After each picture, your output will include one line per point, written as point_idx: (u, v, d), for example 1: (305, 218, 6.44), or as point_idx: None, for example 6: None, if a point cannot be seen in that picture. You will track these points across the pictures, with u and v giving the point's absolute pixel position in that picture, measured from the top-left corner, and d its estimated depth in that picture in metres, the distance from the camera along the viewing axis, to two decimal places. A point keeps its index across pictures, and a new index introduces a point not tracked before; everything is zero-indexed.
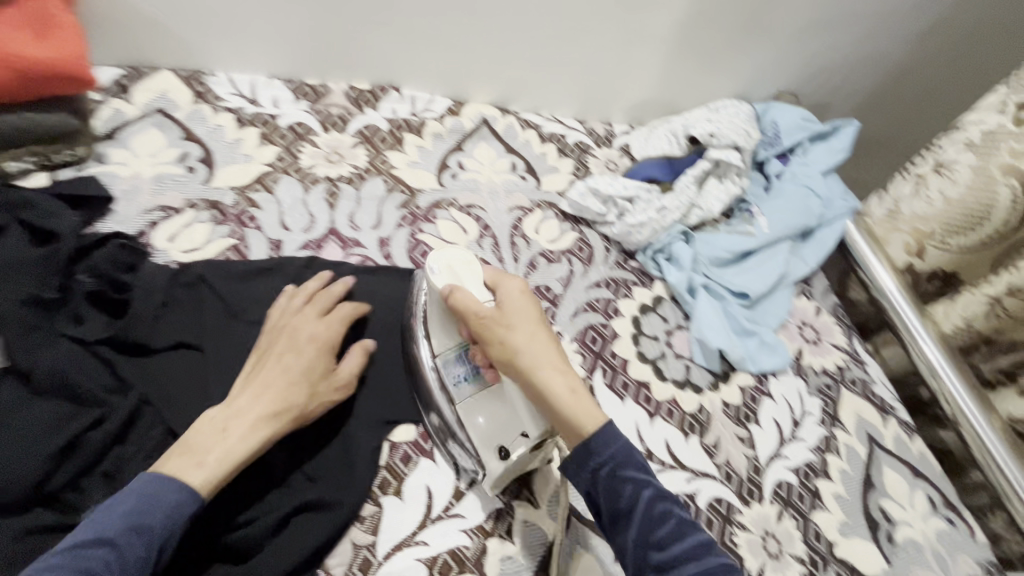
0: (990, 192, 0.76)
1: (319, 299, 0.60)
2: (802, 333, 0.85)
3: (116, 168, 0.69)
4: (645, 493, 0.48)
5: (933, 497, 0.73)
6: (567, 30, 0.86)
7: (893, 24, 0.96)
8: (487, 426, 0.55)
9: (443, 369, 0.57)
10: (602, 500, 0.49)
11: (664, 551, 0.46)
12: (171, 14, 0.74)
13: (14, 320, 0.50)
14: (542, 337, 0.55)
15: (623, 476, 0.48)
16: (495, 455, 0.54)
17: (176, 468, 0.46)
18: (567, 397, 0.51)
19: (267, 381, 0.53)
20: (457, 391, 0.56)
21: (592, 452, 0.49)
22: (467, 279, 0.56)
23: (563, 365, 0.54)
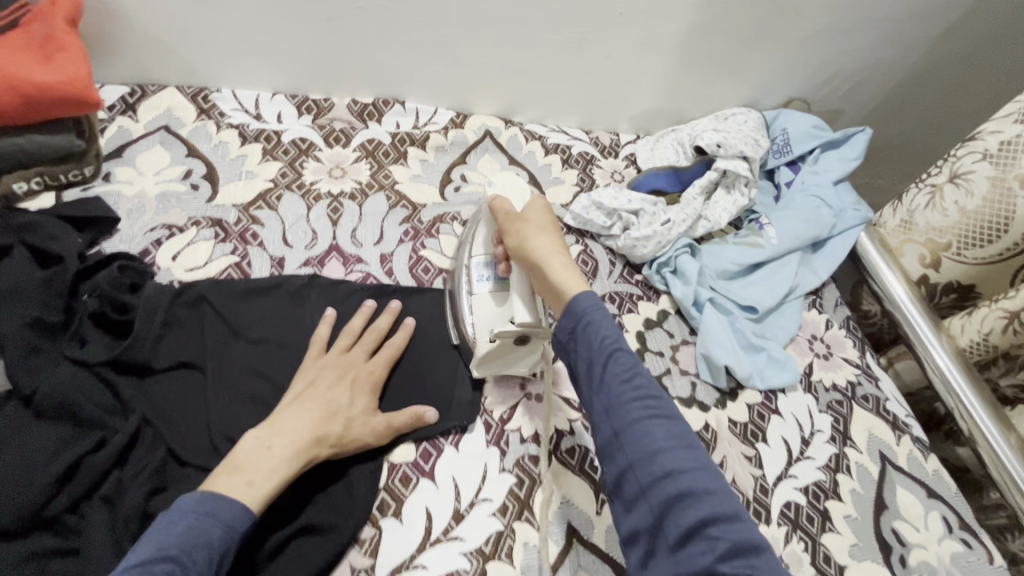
0: (1008, 205, 0.74)
1: (370, 334, 0.63)
2: (812, 348, 0.83)
3: (120, 187, 0.69)
4: (609, 343, 0.50)
5: (948, 518, 0.71)
6: (570, 42, 0.85)
7: (907, 29, 0.93)
8: (486, 314, 0.63)
9: (472, 266, 0.66)
10: (573, 353, 0.52)
11: (617, 393, 0.47)
12: (174, 32, 0.75)
13: (19, 342, 0.51)
14: (556, 233, 0.60)
15: (591, 330, 0.51)
16: (485, 338, 0.61)
17: (227, 486, 0.48)
18: (556, 272, 0.56)
19: (313, 407, 0.55)
20: (475, 283, 0.65)
21: (569, 312, 0.53)
22: (513, 194, 0.65)
23: (565, 253, 0.58)
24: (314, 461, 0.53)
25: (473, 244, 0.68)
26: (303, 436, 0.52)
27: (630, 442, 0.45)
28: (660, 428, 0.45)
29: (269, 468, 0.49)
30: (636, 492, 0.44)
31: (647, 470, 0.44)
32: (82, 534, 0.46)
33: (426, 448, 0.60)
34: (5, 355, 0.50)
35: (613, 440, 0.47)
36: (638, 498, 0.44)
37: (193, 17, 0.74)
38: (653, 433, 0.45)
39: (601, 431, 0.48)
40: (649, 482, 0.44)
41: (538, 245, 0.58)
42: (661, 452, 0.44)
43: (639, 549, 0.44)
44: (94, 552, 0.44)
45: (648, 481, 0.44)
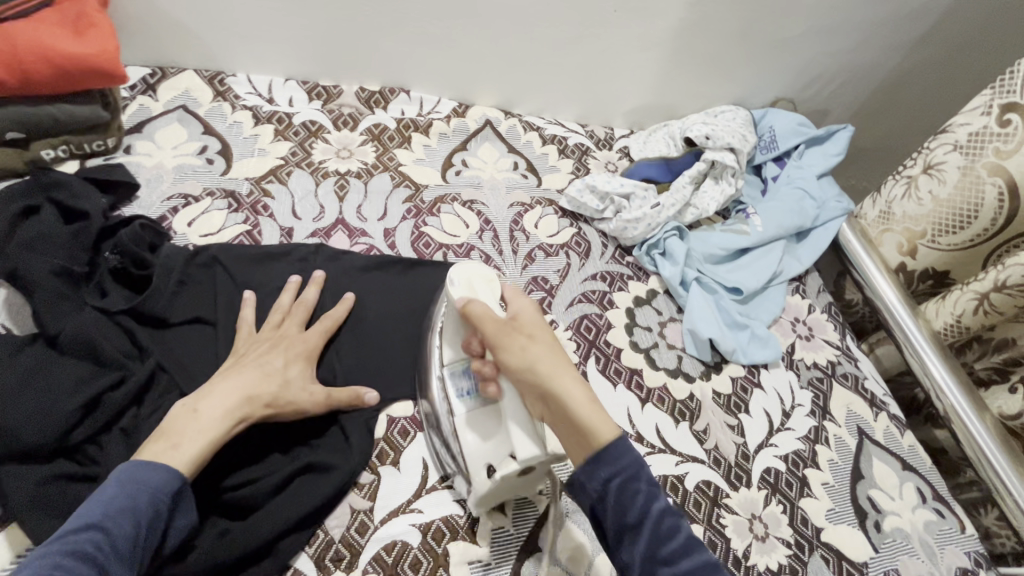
0: (977, 192, 0.78)
1: (298, 307, 0.63)
2: (794, 329, 0.86)
3: (140, 159, 0.73)
4: (656, 505, 0.46)
5: (922, 490, 0.74)
6: (566, 37, 0.90)
7: (886, 33, 0.98)
8: (477, 442, 0.54)
9: (449, 379, 0.57)
10: (607, 512, 0.47)
11: (666, 570, 0.44)
12: (194, 16, 0.79)
13: (45, 289, 0.55)
14: (553, 344, 0.52)
15: (632, 489, 0.46)
16: (482, 474, 0.53)
17: (154, 453, 0.47)
18: (579, 407, 0.48)
19: (245, 372, 0.54)
20: (456, 404, 0.56)
21: (603, 463, 0.47)
22: (483, 293, 0.56)
23: (574, 373, 0.50)
24: (248, 422, 0.53)
25: (446, 353, 0.58)
26: (231, 399, 0.52)
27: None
28: None
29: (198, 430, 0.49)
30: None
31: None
32: (102, 463, 0.49)
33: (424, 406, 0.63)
34: (34, 300, 0.54)
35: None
36: None
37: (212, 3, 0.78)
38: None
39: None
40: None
41: (547, 369, 0.49)
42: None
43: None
44: None
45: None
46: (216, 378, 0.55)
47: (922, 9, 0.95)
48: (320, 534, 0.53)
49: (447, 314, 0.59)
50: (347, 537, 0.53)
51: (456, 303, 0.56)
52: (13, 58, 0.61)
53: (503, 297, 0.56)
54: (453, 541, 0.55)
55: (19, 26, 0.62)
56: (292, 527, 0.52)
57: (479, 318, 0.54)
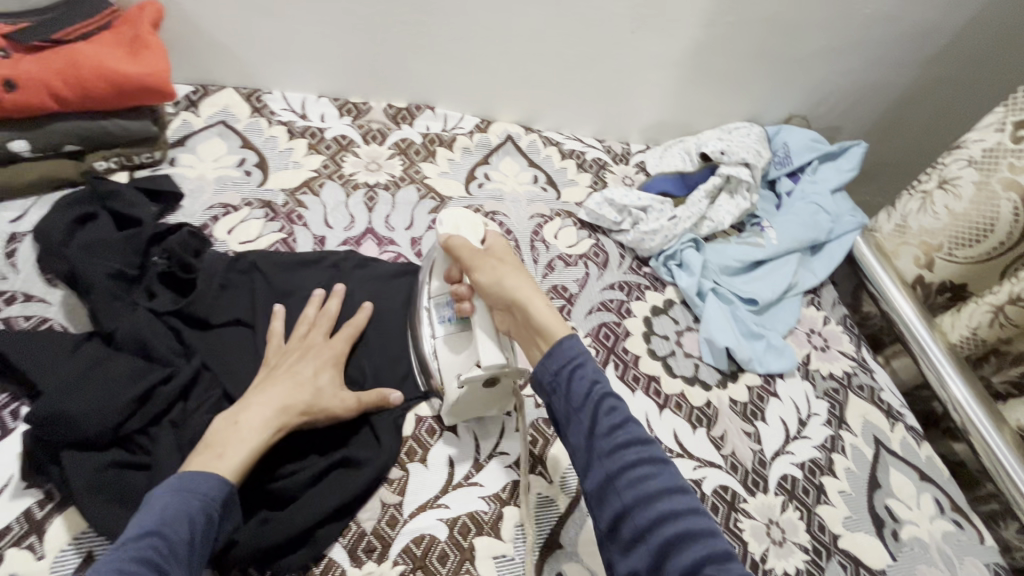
0: (992, 206, 0.80)
1: (322, 319, 0.64)
2: (810, 339, 0.88)
3: (184, 170, 0.78)
4: (598, 386, 0.50)
5: (940, 500, 0.75)
6: (585, 57, 0.94)
7: (898, 52, 1.01)
8: (452, 357, 0.61)
9: (433, 308, 0.64)
10: (557, 396, 0.51)
11: (605, 441, 0.48)
12: (235, 37, 0.84)
13: (102, 289, 0.59)
14: (524, 270, 0.59)
15: (580, 374, 0.51)
16: (453, 385, 0.60)
17: (201, 464, 0.49)
18: (537, 312, 0.54)
19: (278, 385, 0.56)
20: (437, 328, 0.63)
21: (554, 354, 0.52)
22: (466, 231, 0.62)
23: (538, 290, 0.56)
24: (286, 430, 0.55)
25: (431, 284, 0.65)
26: (272, 404, 0.54)
27: (625, 487, 0.46)
28: (653, 471, 0.46)
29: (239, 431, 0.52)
30: (632, 536, 0.45)
31: (643, 513, 0.45)
32: (153, 452, 0.52)
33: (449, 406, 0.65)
34: (92, 299, 0.58)
35: (605, 486, 0.47)
36: (636, 541, 0.45)
37: (253, 25, 0.83)
38: (647, 476, 0.46)
39: (591, 477, 0.48)
40: (647, 527, 0.45)
41: (515, 285, 0.56)
42: (654, 495, 0.45)
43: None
44: (163, 466, 0.51)
45: (645, 526, 0.45)
46: (250, 392, 0.56)
47: (933, 29, 0.98)
48: (353, 526, 0.56)
49: (435, 252, 0.66)
50: (379, 529, 0.56)
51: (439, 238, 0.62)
52: (73, 71, 0.66)
53: (484, 237, 0.62)
54: (479, 535, 0.57)
55: (82, 47, 0.67)
56: (327, 517, 0.55)
57: (459, 247, 0.60)
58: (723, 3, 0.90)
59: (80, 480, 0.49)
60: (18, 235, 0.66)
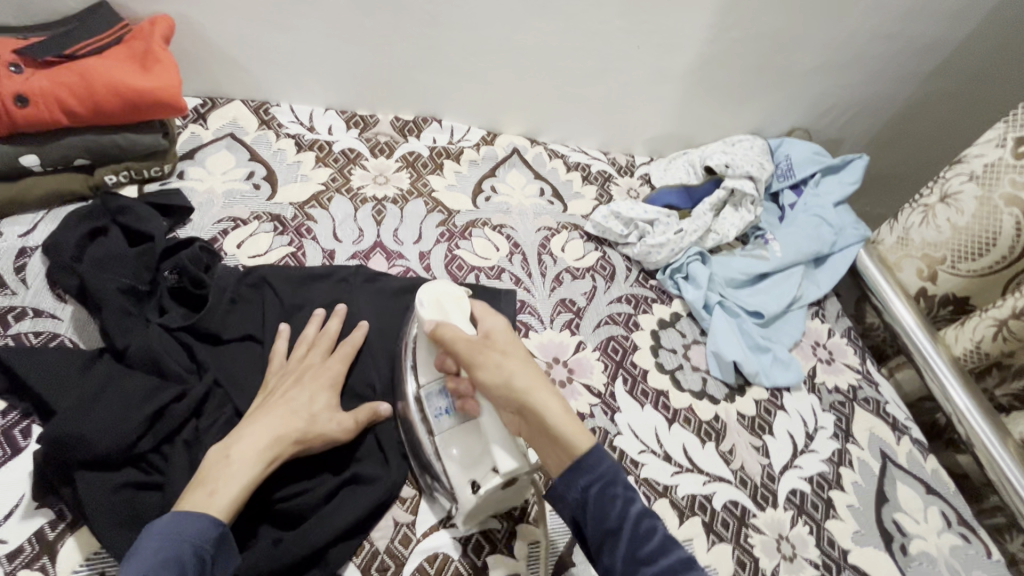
0: (995, 221, 0.81)
1: (322, 338, 0.63)
2: (815, 352, 0.88)
3: (193, 184, 0.78)
4: (633, 508, 0.49)
5: (947, 514, 0.75)
6: (590, 72, 0.95)
7: (898, 67, 1.02)
8: (459, 459, 0.56)
9: (426, 400, 0.58)
10: (587, 518, 0.49)
11: (645, 570, 0.47)
12: (244, 50, 0.84)
13: (114, 306, 0.59)
14: (527, 360, 0.56)
15: (611, 495, 0.49)
16: (466, 490, 0.55)
17: (193, 503, 0.48)
18: (558, 418, 0.51)
19: (273, 413, 0.55)
20: (436, 424, 0.57)
21: (583, 471, 0.50)
22: (454, 313, 0.58)
23: (546, 385, 0.54)
24: (279, 460, 0.53)
25: (420, 374, 0.59)
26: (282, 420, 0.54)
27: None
28: None
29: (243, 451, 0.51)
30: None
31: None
32: (167, 471, 0.52)
33: None
34: (103, 315, 0.58)
35: None
36: None
37: (262, 39, 0.83)
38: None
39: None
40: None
41: (525, 384, 0.53)
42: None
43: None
44: (176, 485, 0.51)
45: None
46: (242, 423, 0.55)
47: (933, 46, 0.99)
48: (367, 545, 0.56)
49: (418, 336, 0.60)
50: (392, 548, 0.56)
51: (426, 324, 0.58)
52: (84, 88, 0.66)
53: (470, 313, 0.59)
54: (493, 553, 0.58)
55: (94, 63, 0.67)
56: (339, 537, 0.54)
57: (451, 338, 0.56)
58: (728, 20, 0.91)
59: (93, 500, 0.49)
60: (27, 249, 0.66)
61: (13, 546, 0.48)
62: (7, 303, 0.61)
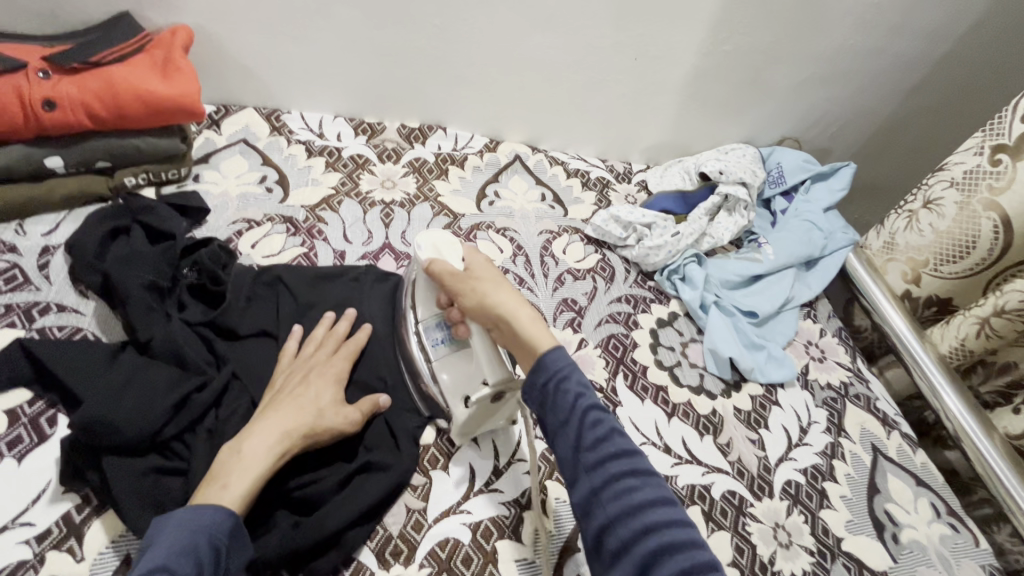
0: (974, 225, 0.84)
1: (330, 338, 0.64)
2: (807, 351, 0.91)
3: (208, 187, 0.81)
4: (583, 399, 0.50)
5: (936, 504, 0.78)
6: (589, 83, 0.99)
7: (881, 80, 1.07)
8: (453, 379, 0.62)
9: (423, 332, 0.64)
10: (545, 411, 0.51)
11: (591, 453, 0.48)
12: (258, 60, 0.87)
13: (137, 301, 0.61)
14: (505, 281, 0.60)
15: (564, 389, 0.51)
16: (460, 403, 0.61)
17: (205, 497, 0.49)
18: (525, 325, 0.55)
19: (282, 410, 0.56)
20: (432, 351, 0.63)
21: (542, 368, 0.52)
22: (448, 253, 0.62)
23: (524, 300, 0.57)
24: (288, 455, 0.54)
25: (417, 307, 0.65)
26: (296, 412, 0.56)
27: (610, 498, 0.46)
28: (638, 484, 0.46)
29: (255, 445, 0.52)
30: (615, 549, 0.45)
31: (627, 525, 0.45)
32: (190, 458, 0.55)
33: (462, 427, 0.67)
34: (127, 309, 0.61)
35: (591, 498, 0.47)
36: (621, 552, 0.44)
37: (275, 50, 0.87)
38: (632, 488, 0.46)
39: (578, 490, 0.48)
40: (630, 539, 0.44)
41: (500, 300, 0.57)
42: (640, 508, 0.45)
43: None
44: (199, 469, 0.53)
45: (629, 536, 0.44)
46: (253, 420, 0.56)
47: (914, 59, 1.04)
48: (381, 530, 0.58)
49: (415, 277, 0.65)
50: (405, 534, 0.58)
51: (421, 262, 0.63)
52: (109, 93, 0.69)
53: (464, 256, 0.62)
54: (501, 538, 0.60)
55: (118, 71, 0.70)
56: (355, 520, 0.56)
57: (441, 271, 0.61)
58: (720, 34, 0.95)
59: (119, 485, 0.51)
60: (50, 247, 0.68)
61: (42, 529, 0.51)
62: (32, 299, 0.64)
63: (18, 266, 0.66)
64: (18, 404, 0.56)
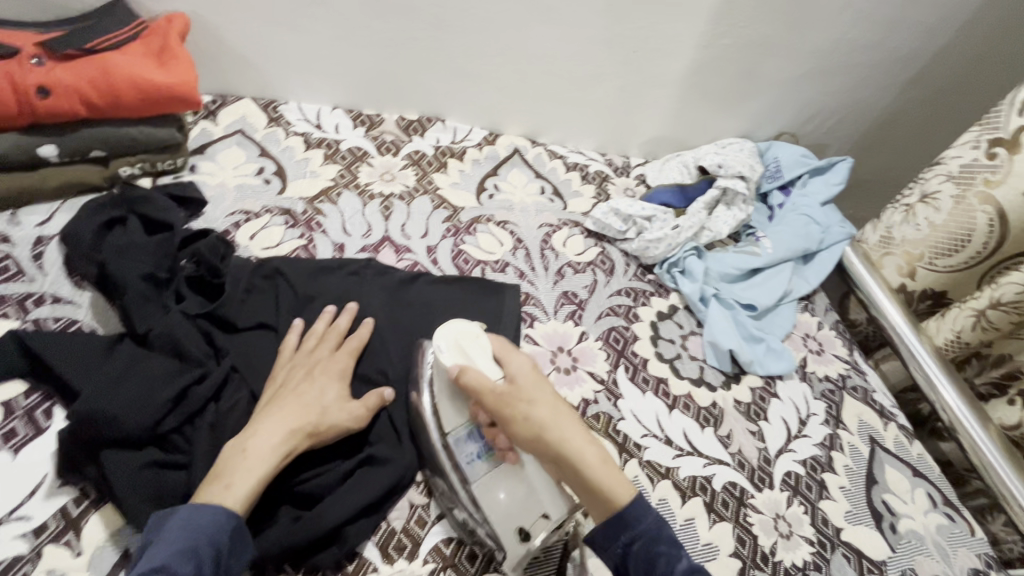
0: (969, 218, 0.85)
1: (331, 332, 0.64)
2: (805, 344, 0.92)
3: (205, 178, 0.80)
4: (677, 563, 0.51)
5: (933, 495, 0.78)
6: (590, 75, 0.99)
7: (879, 75, 1.07)
8: (505, 507, 0.55)
9: (454, 447, 0.56)
10: (635, 571, 0.52)
11: None
12: (256, 49, 0.86)
13: (135, 292, 0.60)
14: (561, 409, 0.57)
15: (655, 551, 0.51)
16: (514, 537, 0.55)
17: (208, 496, 0.48)
18: (598, 470, 0.54)
19: (286, 407, 0.55)
20: (470, 471, 0.56)
21: (626, 525, 0.53)
22: (478, 356, 0.56)
23: (582, 432, 0.57)
24: (293, 455, 0.54)
25: (444, 420, 0.57)
26: (296, 409, 0.55)
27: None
28: None
29: (259, 447, 0.52)
30: None
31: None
32: (189, 451, 0.54)
33: None
34: (125, 300, 0.59)
35: None
36: None
37: (272, 38, 0.85)
38: None
39: None
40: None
41: (562, 437, 0.55)
42: None
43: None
44: (200, 463, 0.53)
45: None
46: (255, 417, 0.55)
47: (911, 54, 1.04)
48: (383, 525, 0.58)
49: (439, 386, 0.57)
50: (408, 528, 0.58)
51: (448, 369, 0.56)
52: (105, 80, 0.68)
53: (501, 365, 0.57)
54: None
55: (115, 57, 0.69)
56: (357, 515, 0.56)
57: (486, 391, 0.54)
58: (720, 27, 0.95)
59: (118, 477, 0.50)
60: (44, 237, 0.67)
61: (38, 523, 0.50)
62: (26, 289, 0.63)
63: (10, 257, 0.65)
64: (13, 397, 0.55)
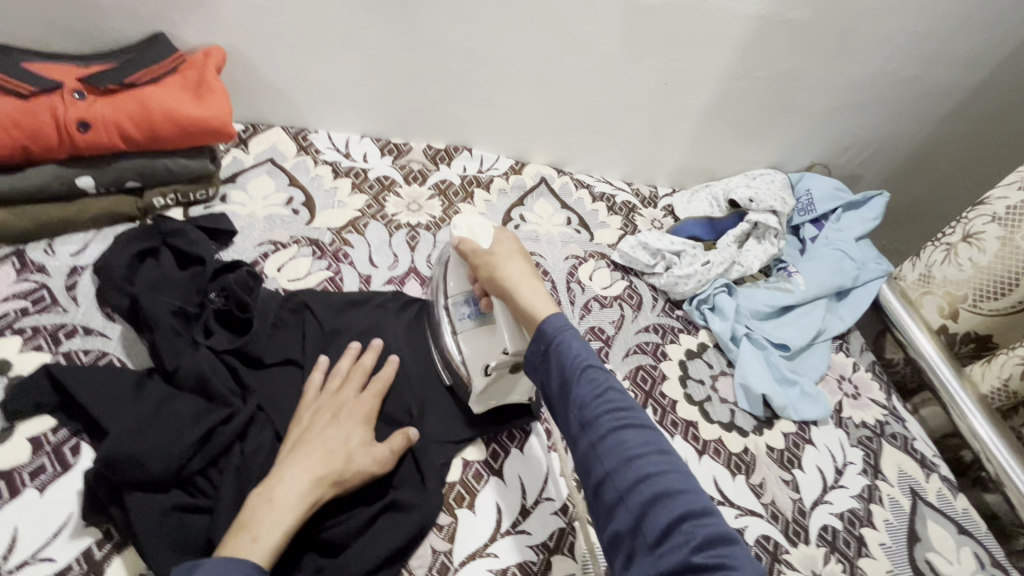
0: (1017, 262, 0.81)
1: (356, 371, 0.63)
2: (841, 386, 0.88)
3: (236, 208, 0.80)
4: (579, 356, 0.51)
5: (980, 555, 0.74)
6: (618, 106, 0.98)
7: (916, 107, 1.05)
8: (476, 351, 0.65)
9: (452, 307, 0.69)
10: (543, 367, 0.53)
11: (589, 406, 0.49)
12: (289, 80, 0.87)
13: (165, 327, 0.60)
14: (526, 261, 0.63)
15: (561, 345, 0.52)
16: (479, 371, 0.64)
17: (235, 549, 0.47)
18: (527, 297, 0.58)
19: (312, 453, 0.54)
20: (459, 323, 0.67)
21: (540, 328, 0.55)
22: (476, 228, 0.67)
23: (533, 275, 0.61)
24: (319, 503, 0.53)
25: (449, 285, 0.70)
26: (321, 456, 0.54)
27: (608, 450, 0.47)
28: (637, 436, 0.47)
29: (284, 498, 0.51)
30: (613, 500, 0.46)
31: (624, 475, 0.46)
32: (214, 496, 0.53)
33: (460, 491, 0.62)
34: (155, 335, 0.60)
35: (589, 451, 0.48)
36: (617, 506, 0.45)
37: (304, 68, 0.86)
38: (631, 441, 0.47)
39: (576, 443, 0.49)
40: (626, 486, 0.45)
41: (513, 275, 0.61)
42: (637, 459, 0.46)
43: (620, 556, 0.44)
44: (225, 509, 0.52)
45: (626, 489, 0.45)
46: (280, 462, 0.54)
47: (951, 86, 1.01)
48: (404, 574, 0.56)
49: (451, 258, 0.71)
50: None
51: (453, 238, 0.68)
52: (143, 114, 0.69)
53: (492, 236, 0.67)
54: None
55: (153, 91, 0.71)
56: (380, 564, 0.55)
57: (473, 252, 0.65)
58: (753, 60, 0.93)
59: (142, 523, 0.50)
60: (78, 268, 0.68)
61: (62, 565, 0.50)
62: (59, 321, 0.64)
63: (45, 288, 0.66)
64: (42, 431, 0.56)
